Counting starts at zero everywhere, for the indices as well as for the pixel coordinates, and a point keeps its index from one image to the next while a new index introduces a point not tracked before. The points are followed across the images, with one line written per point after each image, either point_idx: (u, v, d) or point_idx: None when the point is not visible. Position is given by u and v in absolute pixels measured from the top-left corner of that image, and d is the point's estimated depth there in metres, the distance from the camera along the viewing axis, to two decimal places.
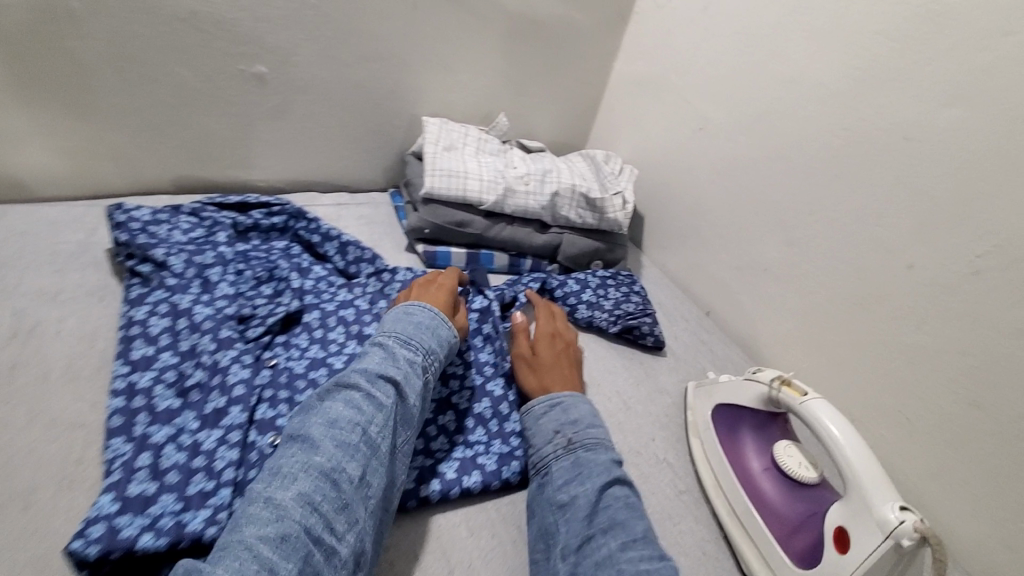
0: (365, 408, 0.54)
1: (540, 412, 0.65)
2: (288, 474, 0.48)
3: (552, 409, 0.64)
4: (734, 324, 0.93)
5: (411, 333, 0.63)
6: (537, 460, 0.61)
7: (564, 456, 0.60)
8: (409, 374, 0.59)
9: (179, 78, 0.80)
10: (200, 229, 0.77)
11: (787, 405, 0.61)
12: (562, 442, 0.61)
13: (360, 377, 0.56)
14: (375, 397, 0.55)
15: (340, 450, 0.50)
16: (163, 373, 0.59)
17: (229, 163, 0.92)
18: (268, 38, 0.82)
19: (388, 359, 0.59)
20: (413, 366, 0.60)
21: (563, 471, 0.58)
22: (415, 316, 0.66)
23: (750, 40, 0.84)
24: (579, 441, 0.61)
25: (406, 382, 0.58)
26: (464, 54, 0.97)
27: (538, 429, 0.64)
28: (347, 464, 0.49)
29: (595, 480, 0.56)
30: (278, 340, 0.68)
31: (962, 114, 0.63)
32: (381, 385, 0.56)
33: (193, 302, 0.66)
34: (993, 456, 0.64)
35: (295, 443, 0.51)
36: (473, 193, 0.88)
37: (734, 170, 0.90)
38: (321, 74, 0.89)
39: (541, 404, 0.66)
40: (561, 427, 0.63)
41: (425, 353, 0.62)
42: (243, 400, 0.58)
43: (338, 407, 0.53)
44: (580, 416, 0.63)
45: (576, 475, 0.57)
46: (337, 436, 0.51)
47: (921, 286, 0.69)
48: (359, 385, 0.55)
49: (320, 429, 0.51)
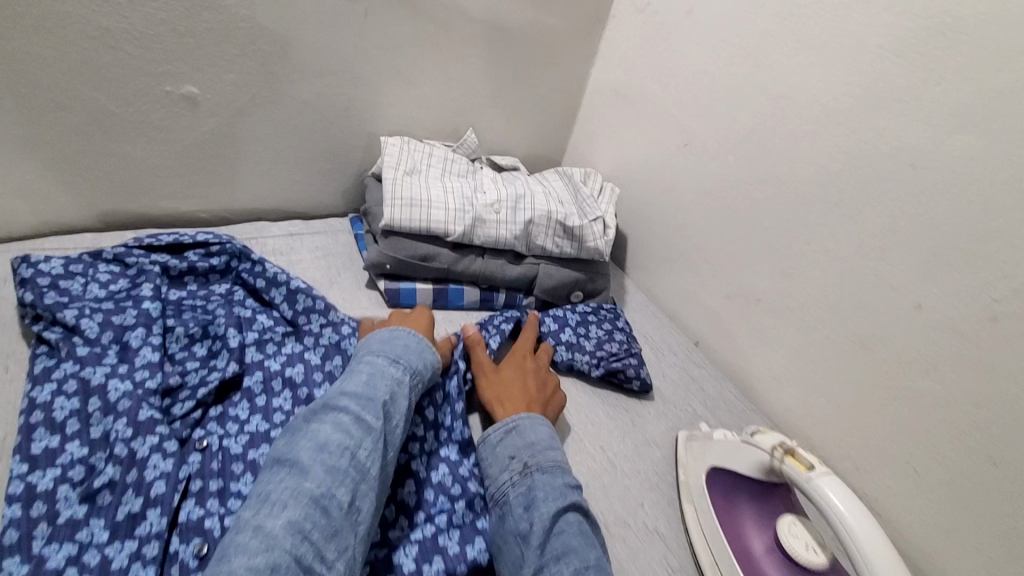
0: (354, 430, 0.50)
1: (495, 440, 0.60)
2: (277, 502, 0.44)
3: (507, 434, 0.59)
4: (725, 357, 0.86)
5: (398, 352, 0.60)
6: (492, 490, 0.56)
7: (519, 482, 0.55)
8: (396, 394, 0.55)
9: (94, 103, 0.70)
10: (122, 281, 0.68)
11: (792, 479, 0.55)
12: (517, 467, 0.56)
13: (348, 397, 0.53)
14: (366, 419, 0.51)
15: (329, 475, 0.47)
16: (67, 471, 0.50)
17: (163, 194, 0.82)
18: (197, 54, 0.72)
19: (376, 378, 0.56)
20: (400, 386, 0.56)
21: (519, 498, 0.54)
22: (400, 338, 0.63)
23: (737, 51, 0.77)
24: (535, 464, 0.56)
25: (394, 402, 0.55)
26: (425, 66, 0.88)
27: (494, 458, 0.59)
28: (337, 490, 0.46)
29: (550, 506, 0.52)
30: (210, 415, 0.59)
31: (975, 142, 0.55)
32: (370, 406, 0.52)
33: (107, 377, 0.57)
34: (1014, 520, 0.57)
35: (282, 468, 0.47)
36: (438, 223, 0.80)
37: (721, 192, 0.82)
38: (262, 93, 0.79)
39: (497, 429, 0.60)
40: (517, 452, 0.58)
41: (412, 373, 0.59)
42: (162, 502, 0.50)
43: (325, 430, 0.50)
44: (536, 438, 0.59)
45: (532, 501, 0.53)
46: (327, 460, 0.47)
47: (931, 330, 0.61)
48: (347, 406, 0.52)
49: (308, 454, 0.48)
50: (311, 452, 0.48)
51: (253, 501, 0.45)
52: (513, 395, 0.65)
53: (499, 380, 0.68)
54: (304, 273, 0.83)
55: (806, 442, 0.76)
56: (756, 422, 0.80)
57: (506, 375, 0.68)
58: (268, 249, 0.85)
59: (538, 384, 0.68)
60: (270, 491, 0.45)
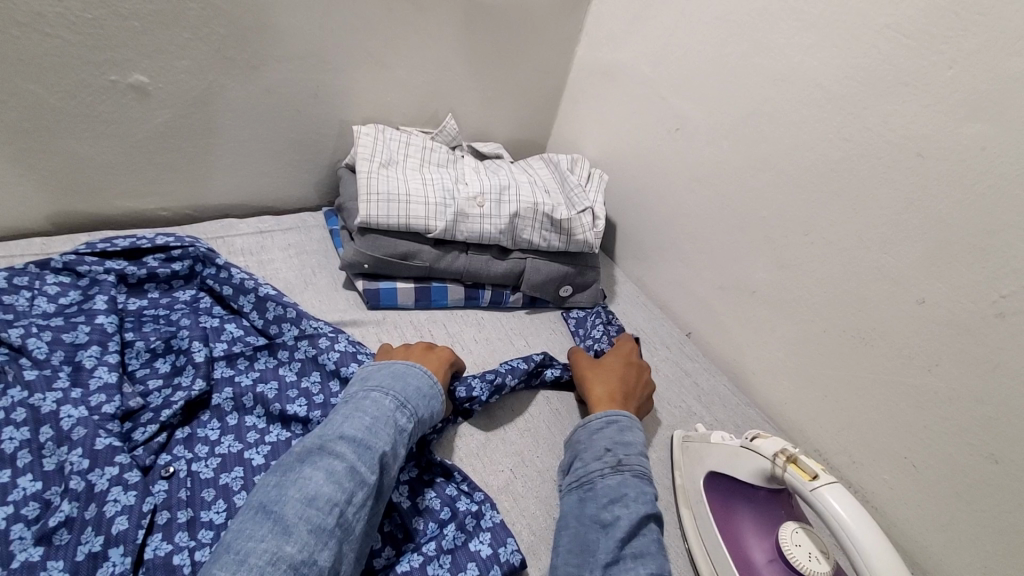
0: (346, 483, 0.46)
1: (595, 427, 0.61)
2: (253, 568, 0.39)
3: (607, 425, 0.61)
4: (719, 349, 0.84)
5: (407, 395, 0.56)
6: (582, 475, 0.57)
7: (612, 475, 0.56)
8: (396, 443, 0.52)
9: (31, 97, 0.63)
10: (73, 293, 0.63)
11: (794, 487, 0.52)
12: (611, 460, 0.57)
13: (346, 442, 0.49)
14: (360, 472, 0.47)
15: (313, 536, 0.42)
16: (20, 509, 0.45)
17: (119, 192, 0.76)
18: (144, 39, 0.65)
19: (379, 421, 0.52)
20: (402, 434, 0.53)
21: (608, 490, 0.54)
22: (413, 378, 0.58)
23: (732, 29, 0.72)
24: (630, 464, 0.57)
25: (393, 452, 0.51)
26: (399, 47, 0.82)
27: (590, 444, 0.60)
28: (319, 555, 0.42)
29: (639, 507, 0.53)
30: (176, 438, 0.56)
31: (986, 130, 0.52)
32: (366, 455, 0.48)
33: (59, 403, 0.52)
34: (1011, 515, 0.55)
35: (264, 522, 0.42)
36: (418, 219, 0.75)
37: (714, 179, 0.78)
38: (219, 79, 0.73)
39: (597, 417, 0.62)
40: (613, 446, 0.59)
41: (417, 420, 0.55)
42: (125, 540, 0.46)
43: (317, 479, 0.45)
44: (634, 440, 0.60)
45: (620, 495, 0.54)
46: (313, 518, 0.43)
47: (932, 325, 0.58)
48: (343, 453, 0.48)
49: (294, 508, 0.43)
50: (298, 506, 0.43)
51: (226, 559, 0.40)
52: (608, 381, 0.67)
53: (598, 365, 0.71)
54: (275, 273, 0.78)
55: (801, 436, 0.74)
56: (749, 415, 0.78)
57: (606, 362, 0.71)
58: (236, 247, 0.80)
59: (635, 382, 0.69)
60: (247, 550, 0.40)
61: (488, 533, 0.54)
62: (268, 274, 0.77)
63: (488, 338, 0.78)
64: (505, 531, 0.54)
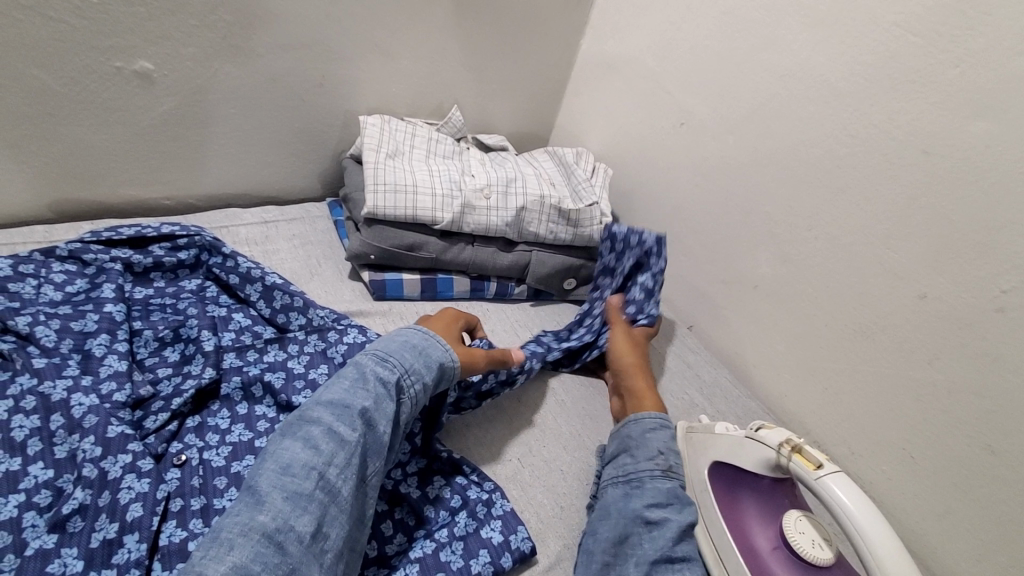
0: (324, 445, 0.46)
1: (650, 426, 0.61)
2: (223, 541, 0.39)
3: (663, 428, 0.61)
4: (721, 342, 0.85)
5: (390, 350, 0.55)
6: (630, 471, 0.57)
7: (662, 479, 0.56)
8: (379, 398, 0.51)
9: (36, 82, 0.63)
10: (80, 282, 0.62)
11: (799, 476, 0.53)
12: (662, 465, 0.57)
13: (323, 407, 0.49)
14: (337, 432, 0.47)
15: (289, 503, 0.42)
16: (32, 496, 0.45)
17: (122, 181, 0.75)
18: (150, 26, 0.65)
19: (357, 381, 0.52)
20: (386, 388, 0.52)
21: (657, 492, 0.55)
22: (404, 335, 0.58)
23: (738, 25, 0.73)
24: (678, 473, 0.58)
25: (376, 407, 0.50)
26: (405, 37, 0.82)
27: (644, 442, 0.59)
28: (295, 522, 0.41)
29: (685, 515, 0.54)
30: (187, 426, 0.56)
31: (989, 129, 0.53)
32: (344, 415, 0.48)
33: (69, 391, 0.52)
34: (1005, 503, 0.57)
35: (243, 495, 0.43)
36: (425, 210, 0.75)
37: (717, 173, 0.79)
38: (225, 68, 0.72)
39: (653, 417, 0.62)
40: (665, 450, 0.59)
41: (406, 373, 0.54)
42: (140, 526, 0.46)
43: (295, 447, 0.46)
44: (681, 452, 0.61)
45: (670, 501, 0.55)
46: (288, 484, 0.43)
47: (934, 320, 0.60)
48: (321, 417, 0.48)
49: (269, 478, 0.43)
50: (272, 476, 0.44)
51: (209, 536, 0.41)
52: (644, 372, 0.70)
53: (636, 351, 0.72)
54: (281, 263, 0.78)
55: (801, 428, 0.76)
56: (750, 407, 0.79)
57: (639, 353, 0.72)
58: (241, 237, 0.80)
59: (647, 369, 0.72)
60: (223, 525, 0.41)
61: (498, 520, 0.54)
62: (274, 264, 0.77)
63: (494, 329, 0.78)
64: (516, 519, 0.55)
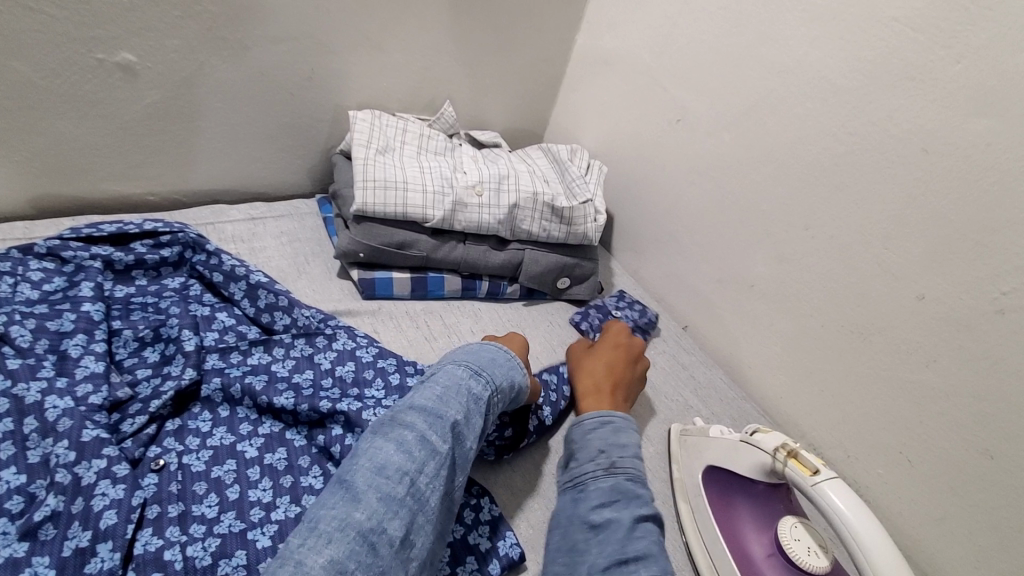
0: (417, 451, 0.45)
1: (589, 428, 0.60)
2: (321, 533, 0.39)
3: (602, 425, 0.59)
4: (716, 343, 0.84)
5: (479, 365, 0.54)
6: (574, 475, 0.56)
7: (604, 478, 0.54)
8: (470, 412, 0.50)
9: (14, 73, 0.61)
10: (57, 280, 0.60)
11: (795, 482, 0.52)
12: (604, 462, 0.56)
13: (417, 412, 0.48)
14: (430, 439, 0.46)
15: (383, 505, 0.41)
16: (3, 503, 0.43)
17: (105, 176, 0.73)
18: (132, 16, 0.63)
19: (449, 389, 0.50)
20: (476, 403, 0.51)
21: (600, 492, 0.53)
22: (488, 353, 0.57)
23: (736, 19, 0.71)
24: (623, 466, 0.55)
25: (466, 422, 0.49)
26: (396, 30, 0.80)
27: (584, 444, 0.58)
28: (389, 524, 0.41)
29: (632, 511, 0.51)
30: (166, 429, 0.54)
31: (991, 127, 0.52)
32: (437, 424, 0.47)
33: (44, 394, 0.50)
34: (1003, 509, 0.56)
35: (337, 490, 0.42)
36: (416, 208, 0.74)
37: (713, 170, 0.78)
38: (211, 60, 0.70)
39: (591, 417, 0.61)
40: (607, 446, 0.57)
41: (494, 390, 0.53)
42: (114, 534, 0.45)
43: (389, 448, 0.45)
44: (629, 442, 0.58)
45: (615, 498, 0.53)
46: (383, 486, 0.42)
47: (932, 322, 0.58)
48: (415, 422, 0.47)
49: (365, 476, 0.42)
50: (368, 474, 0.43)
51: (300, 526, 0.40)
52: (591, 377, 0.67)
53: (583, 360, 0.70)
54: (267, 261, 0.76)
55: (796, 430, 0.75)
56: (746, 409, 0.78)
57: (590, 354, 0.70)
58: (227, 235, 0.78)
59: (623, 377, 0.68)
60: (317, 517, 0.40)
61: (487, 525, 0.53)
62: (260, 261, 0.76)
63: (485, 329, 0.77)
64: (504, 525, 0.54)
